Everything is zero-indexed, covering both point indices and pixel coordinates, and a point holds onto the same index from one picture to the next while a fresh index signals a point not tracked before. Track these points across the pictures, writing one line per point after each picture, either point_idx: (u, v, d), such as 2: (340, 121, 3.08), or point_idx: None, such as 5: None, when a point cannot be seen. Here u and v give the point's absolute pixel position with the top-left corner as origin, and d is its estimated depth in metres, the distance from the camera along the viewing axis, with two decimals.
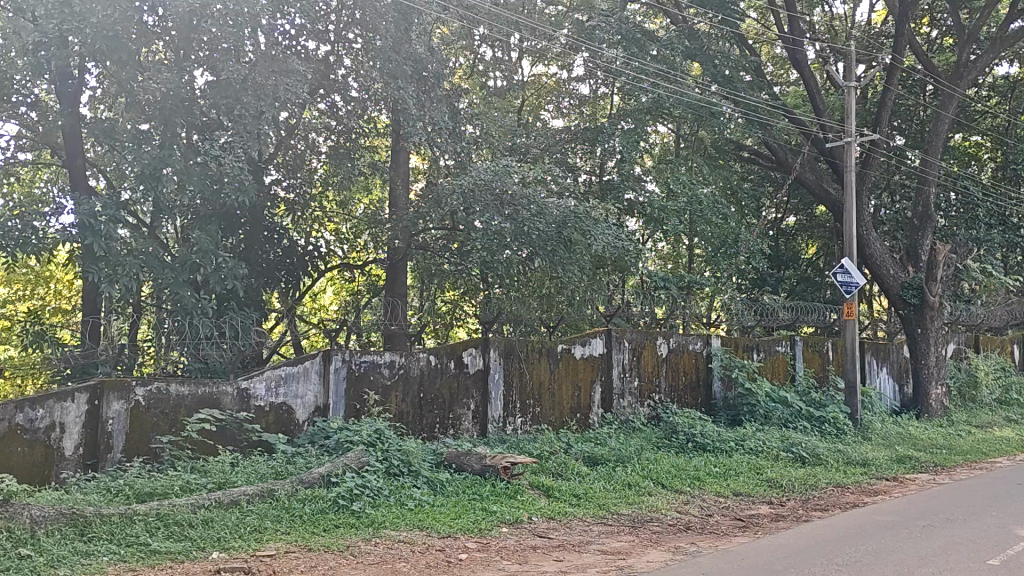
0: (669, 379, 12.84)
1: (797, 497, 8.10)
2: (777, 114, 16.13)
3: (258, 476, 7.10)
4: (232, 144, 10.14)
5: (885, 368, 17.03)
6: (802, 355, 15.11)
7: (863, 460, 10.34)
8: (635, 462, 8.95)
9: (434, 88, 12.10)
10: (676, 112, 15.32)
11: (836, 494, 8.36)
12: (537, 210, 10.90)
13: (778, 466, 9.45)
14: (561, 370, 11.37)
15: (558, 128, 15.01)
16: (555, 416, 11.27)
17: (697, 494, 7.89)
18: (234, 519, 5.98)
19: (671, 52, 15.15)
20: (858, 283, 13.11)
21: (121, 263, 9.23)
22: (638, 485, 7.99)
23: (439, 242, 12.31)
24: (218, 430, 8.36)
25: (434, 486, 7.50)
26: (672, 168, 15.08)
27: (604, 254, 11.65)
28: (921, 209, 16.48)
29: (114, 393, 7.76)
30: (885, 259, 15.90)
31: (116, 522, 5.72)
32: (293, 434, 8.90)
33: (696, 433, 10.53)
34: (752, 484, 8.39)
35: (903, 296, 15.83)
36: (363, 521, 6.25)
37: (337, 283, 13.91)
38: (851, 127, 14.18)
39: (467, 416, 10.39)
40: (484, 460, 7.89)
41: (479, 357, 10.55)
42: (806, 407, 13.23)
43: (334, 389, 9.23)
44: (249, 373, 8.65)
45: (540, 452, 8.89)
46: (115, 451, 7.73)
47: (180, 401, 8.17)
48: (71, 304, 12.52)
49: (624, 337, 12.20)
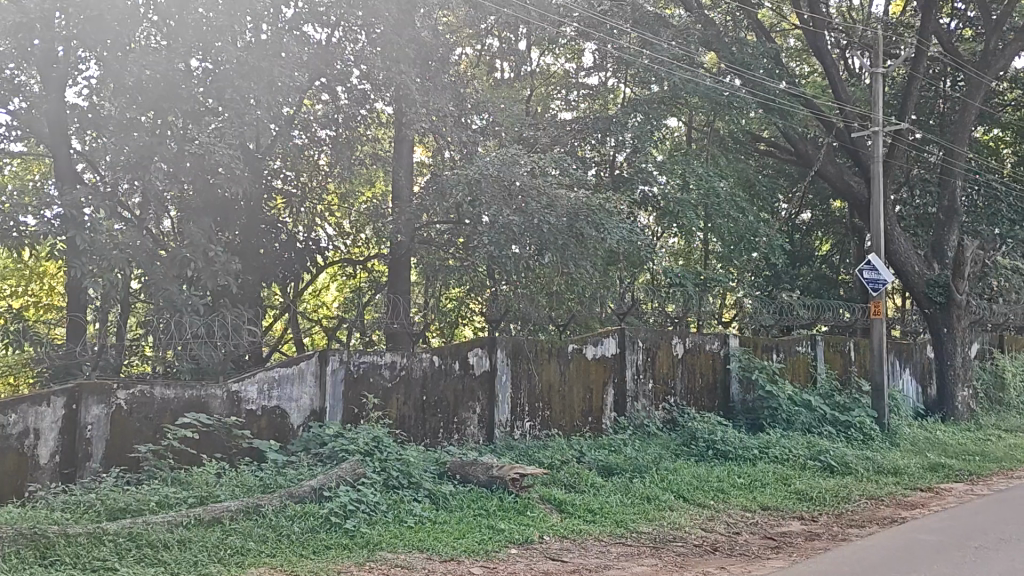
0: (685, 381, 12.23)
1: (829, 513, 7.49)
2: (796, 102, 15.31)
3: (244, 490, 6.52)
4: (225, 131, 9.52)
5: (908, 369, 16.38)
6: (822, 355, 14.48)
7: (893, 468, 9.73)
8: (654, 473, 8.33)
9: (438, 75, 11.62)
10: (692, 101, 14.68)
11: (870, 508, 7.76)
12: (548, 202, 10.34)
13: (806, 476, 8.83)
14: (571, 371, 10.78)
15: (569, 119, 14.40)
16: (566, 420, 10.66)
17: (722, 509, 7.28)
18: (214, 540, 5.41)
19: (686, 39, 14.58)
20: (887, 280, 12.48)
21: (107, 257, 8.70)
22: (657, 499, 7.39)
23: (444, 237, 11.71)
24: (205, 437, 7.77)
25: (436, 500, 6.92)
26: (688, 160, 14.44)
27: (617, 250, 11.08)
28: (947, 203, 15.82)
29: (94, 397, 7.20)
30: (911, 254, 15.24)
31: (83, 543, 5.14)
32: (287, 441, 8.31)
33: (716, 439, 9.91)
34: (780, 497, 7.79)
35: (928, 294, 15.18)
36: (357, 542, 5.67)
37: (339, 279, 13.39)
38: (878, 116, 13.49)
39: (473, 420, 9.80)
40: (491, 471, 7.30)
41: (485, 358, 9.96)
42: (830, 411, 12.57)
43: (331, 392, 8.63)
44: (241, 374, 8.08)
45: (551, 462, 8.30)
46: (94, 459, 7.17)
47: (165, 405, 7.60)
48: (63, 301, 12.03)
49: (638, 336, 11.62)
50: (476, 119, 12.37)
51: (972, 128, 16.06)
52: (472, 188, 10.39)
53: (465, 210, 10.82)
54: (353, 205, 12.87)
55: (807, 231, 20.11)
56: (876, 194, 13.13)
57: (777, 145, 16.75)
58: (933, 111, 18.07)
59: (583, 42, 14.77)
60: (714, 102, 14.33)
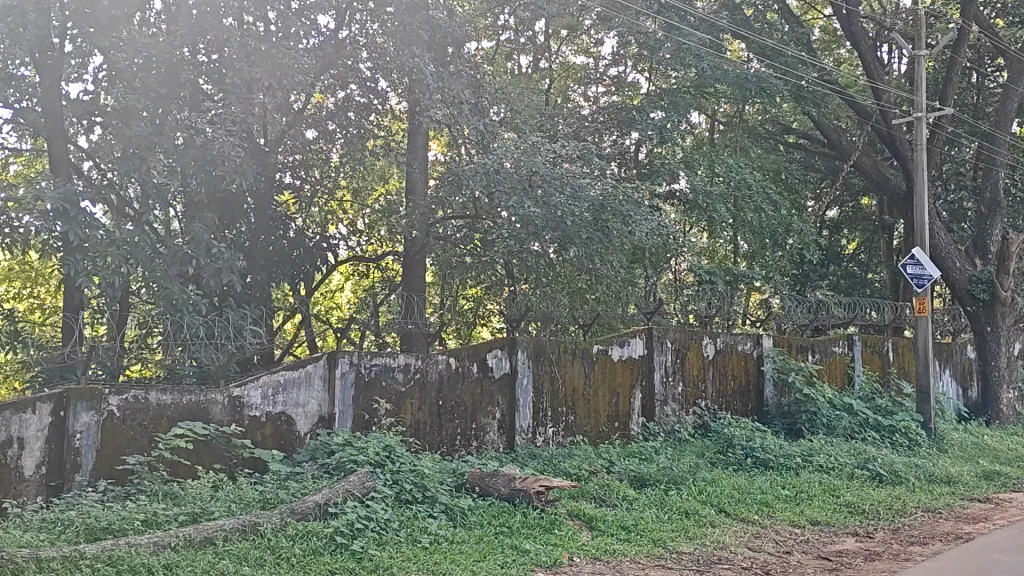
0: (716, 385, 11.55)
1: (885, 528, 6.83)
2: (830, 91, 14.66)
3: (241, 506, 5.92)
4: (226, 118, 8.95)
5: (948, 370, 15.59)
6: (860, 355, 13.76)
7: (946, 477, 9.05)
8: (691, 484, 7.66)
9: (454, 60, 11.01)
10: (720, 89, 13.98)
11: (929, 523, 7.08)
12: (573, 191, 9.80)
13: (855, 487, 8.14)
14: (597, 374, 10.11)
15: (592, 110, 13.77)
16: (591, 426, 9.98)
17: (768, 525, 6.62)
18: (205, 564, 4.80)
19: (712, 24, 13.94)
20: (932, 276, 11.77)
21: (102, 255, 8.10)
22: (697, 513, 6.74)
23: (461, 232, 11.16)
24: (203, 447, 7.17)
25: (454, 516, 6.29)
26: (715, 152, 13.84)
27: (644, 242, 10.63)
28: (989, 194, 15.09)
29: (83, 403, 6.63)
30: (951, 249, 14.53)
31: (56, 570, 4.56)
32: (292, 449, 7.71)
33: (755, 446, 9.23)
34: (830, 511, 7.13)
35: (971, 291, 14.42)
36: (365, 566, 5.05)
37: (352, 278, 12.91)
38: (920, 101, 12.78)
39: (492, 426, 9.16)
40: (514, 484, 6.68)
41: (505, 360, 9.33)
42: (873, 416, 11.83)
43: (341, 397, 8.02)
44: (243, 378, 7.49)
45: (578, 473, 7.66)
46: (84, 470, 6.61)
47: (161, 412, 7.02)
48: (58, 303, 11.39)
49: (667, 336, 10.92)
50: (493, 111, 11.82)
51: (1013, 116, 15.36)
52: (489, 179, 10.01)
53: (482, 202, 10.36)
54: (366, 203, 12.37)
55: (836, 229, 19.39)
56: (919, 184, 12.43)
57: (809, 137, 16.05)
58: (968, 100, 17.31)
59: (605, 30, 14.12)
60: (742, 89, 13.66)
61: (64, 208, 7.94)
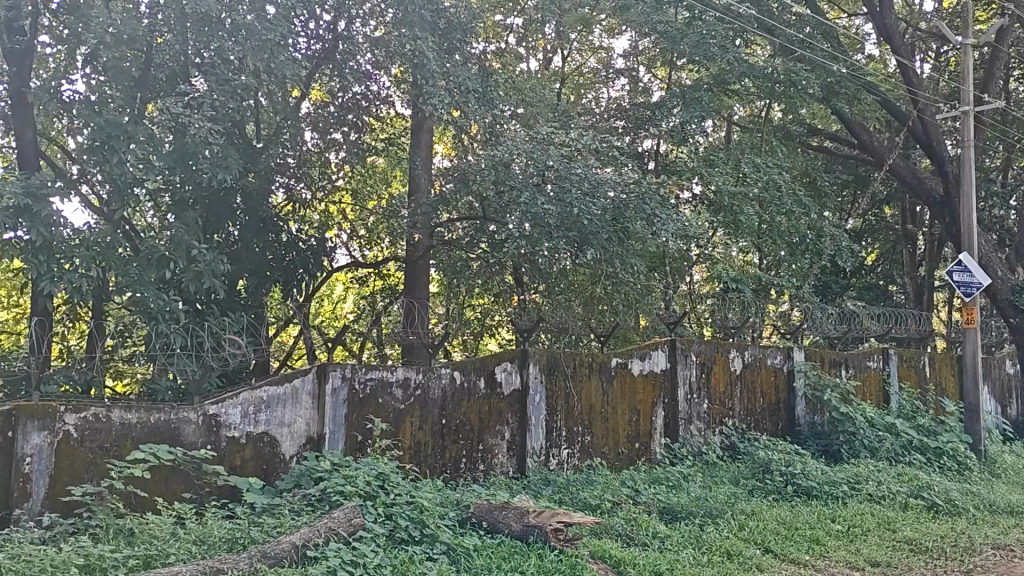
0: (744, 402, 10.63)
1: (955, 570, 5.93)
2: (861, 90, 13.79)
3: (204, 549, 5.08)
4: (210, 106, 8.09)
5: (986, 386, 14.64)
6: (895, 371, 12.82)
7: (1007, 506, 8.13)
8: (728, 517, 6.75)
9: (462, 49, 10.14)
10: (744, 86, 13.11)
11: (1005, 563, 6.17)
12: (590, 188, 8.97)
13: (912, 519, 7.23)
14: (615, 390, 9.23)
15: (606, 110, 12.89)
16: (609, 447, 9.08)
17: (823, 568, 5.73)
18: None
19: (733, 17, 13.08)
20: (981, 284, 10.90)
21: (68, 259, 7.17)
22: (739, 554, 5.84)
23: (469, 235, 10.30)
24: (171, 472, 6.30)
25: (456, 560, 5.40)
26: (739, 153, 13.00)
27: (667, 247, 9.81)
28: None
29: (35, 423, 5.75)
30: (992, 255, 13.62)
31: None
32: (275, 475, 6.81)
33: (795, 473, 8.32)
34: (890, 549, 6.23)
35: (1014, 302, 13.51)
36: None
37: (353, 288, 11.73)
38: (964, 95, 11.92)
39: (501, 448, 8.26)
40: (527, 519, 5.80)
41: (516, 374, 8.44)
42: (917, 437, 10.88)
43: (331, 416, 7.13)
44: (221, 395, 6.63)
45: (599, 503, 6.77)
46: (33, 499, 5.72)
47: (125, 432, 6.14)
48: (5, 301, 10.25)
49: (691, 349, 10.04)
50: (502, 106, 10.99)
51: None
52: (498, 176, 9.23)
53: (491, 201, 9.51)
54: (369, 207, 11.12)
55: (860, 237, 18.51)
56: (963, 186, 11.55)
57: (835, 139, 15.22)
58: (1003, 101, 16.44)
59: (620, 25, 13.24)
60: (767, 86, 12.80)
61: (27, 202, 6.91)
